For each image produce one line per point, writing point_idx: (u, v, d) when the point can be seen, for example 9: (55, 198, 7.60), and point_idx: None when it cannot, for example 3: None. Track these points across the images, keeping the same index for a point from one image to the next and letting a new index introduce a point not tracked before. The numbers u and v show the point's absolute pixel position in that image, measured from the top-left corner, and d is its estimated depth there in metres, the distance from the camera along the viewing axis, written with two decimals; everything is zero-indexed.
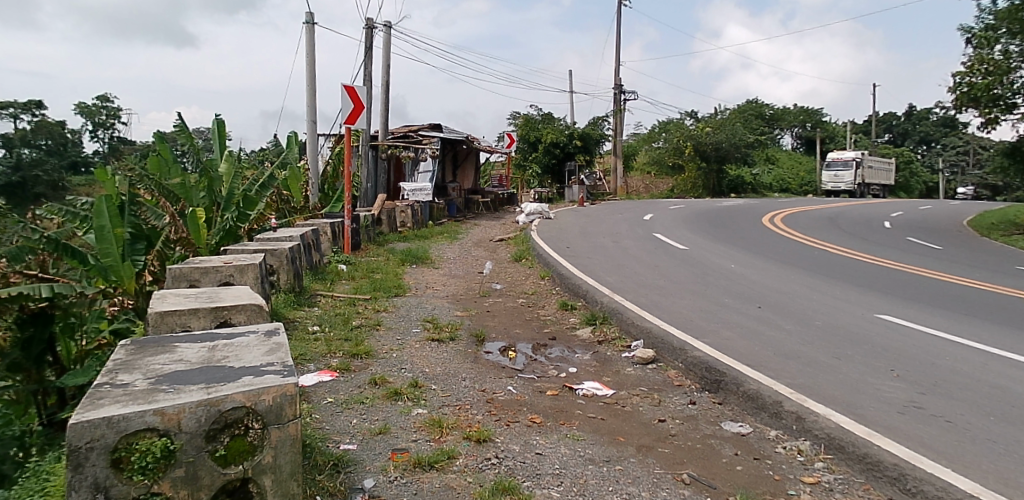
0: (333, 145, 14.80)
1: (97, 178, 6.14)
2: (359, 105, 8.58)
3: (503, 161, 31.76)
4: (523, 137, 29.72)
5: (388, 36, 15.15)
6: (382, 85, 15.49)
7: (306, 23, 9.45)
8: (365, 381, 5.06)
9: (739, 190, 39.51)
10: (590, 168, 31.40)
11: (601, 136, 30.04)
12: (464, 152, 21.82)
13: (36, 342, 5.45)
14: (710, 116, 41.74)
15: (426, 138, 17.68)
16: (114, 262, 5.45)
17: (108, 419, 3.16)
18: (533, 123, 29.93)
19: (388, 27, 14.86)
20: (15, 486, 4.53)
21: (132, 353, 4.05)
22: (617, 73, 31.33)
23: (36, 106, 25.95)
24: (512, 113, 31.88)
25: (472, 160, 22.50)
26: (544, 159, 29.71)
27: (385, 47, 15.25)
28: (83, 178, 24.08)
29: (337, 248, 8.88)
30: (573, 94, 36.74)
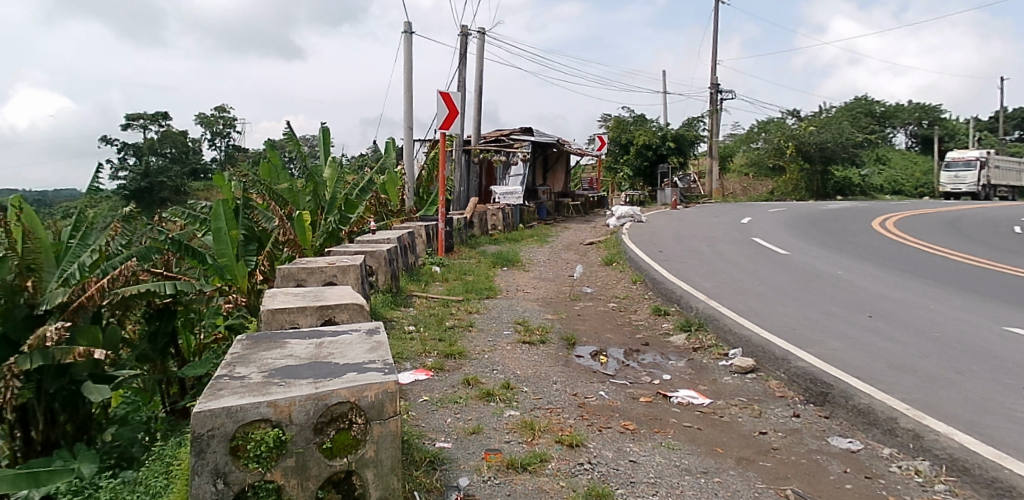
0: (427, 150, 15.24)
1: (215, 184, 6.56)
2: (454, 111, 8.78)
3: (592, 164, 31.60)
4: (615, 140, 29.54)
5: (481, 42, 15.42)
6: (475, 90, 15.80)
7: (405, 33, 9.78)
8: (458, 381, 5.15)
9: (845, 192, 37.33)
10: (684, 169, 30.71)
11: (695, 138, 29.55)
12: (555, 155, 22.00)
13: (160, 334, 5.93)
14: (815, 115, 39.75)
15: (517, 142, 17.83)
16: (229, 262, 5.85)
17: (228, 409, 3.39)
18: (625, 126, 29.61)
19: (482, 33, 15.11)
20: (143, 468, 4.96)
21: (248, 347, 4.32)
22: (713, 72, 30.51)
23: (163, 117, 28.32)
24: (604, 116, 31.82)
25: (562, 163, 22.59)
26: (636, 161, 29.34)
27: (479, 53, 15.52)
28: (204, 184, 26.07)
29: (431, 251, 9.11)
30: (667, 95, 36.07)
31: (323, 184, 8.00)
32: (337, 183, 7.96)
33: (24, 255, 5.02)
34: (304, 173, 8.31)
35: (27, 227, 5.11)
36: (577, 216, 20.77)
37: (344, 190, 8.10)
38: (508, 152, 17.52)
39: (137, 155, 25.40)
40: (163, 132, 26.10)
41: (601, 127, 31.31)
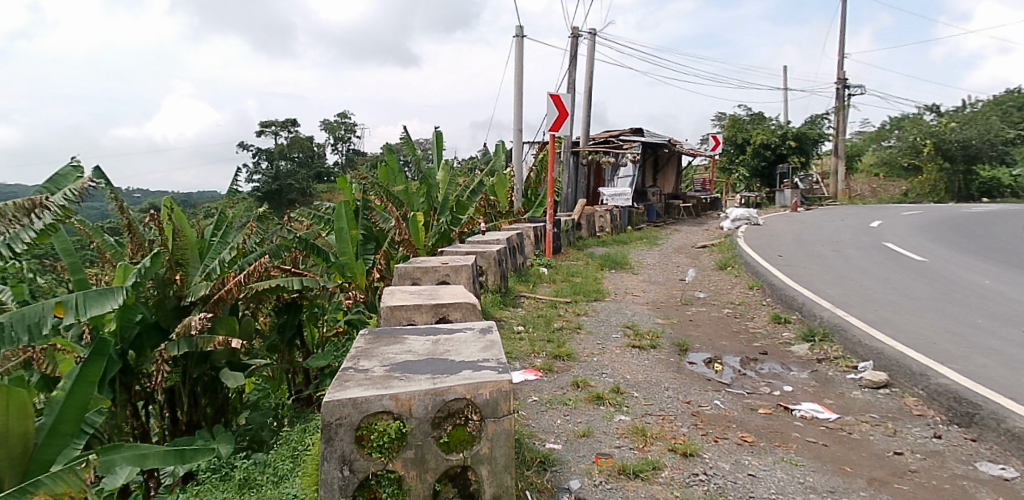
0: (536, 152, 15.44)
1: (338, 186, 6.98)
2: (564, 112, 8.80)
3: (705, 165, 30.71)
4: (730, 140, 28.58)
5: (592, 42, 15.34)
6: (584, 92, 15.78)
7: (517, 36, 9.90)
8: (568, 383, 5.13)
9: (993, 194, 33.84)
10: (804, 169, 29.12)
11: (820, 135, 27.61)
12: (666, 155, 21.58)
13: (288, 327, 6.35)
14: (957, 110, 36.37)
15: (627, 143, 17.56)
16: (350, 260, 6.17)
17: (354, 400, 3.57)
18: (741, 124, 28.74)
19: (592, 34, 15.06)
20: (272, 450, 5.33)
21: (371, 342, 4.51)
22: (840, 67, 28.69)
23: (292, 124, 30.42)
24: (719, 116, 30.86)
25: (673, 164, 22.08)
26: (753, 162, 28.19)
27: (590, 54, 15.47)
28: (326, 186, 27.83)
29: (539, 252, 9.30)
30: (787, 92, 34.35)
31: (436, 186, 8.27)
32: (449, 185, 8.22)
33: (174, 250, 5.52)
34: (418, 175, 8.63)
35: (176, 226, 5.61)
36: (689, 219, 20.14)
37: (455, 192, 8.33)
38: (618, 153, 17.36)
39: (270, 159, 27.49)
40: (292, 138, 28.05)
41: (715, 127, 30.39)
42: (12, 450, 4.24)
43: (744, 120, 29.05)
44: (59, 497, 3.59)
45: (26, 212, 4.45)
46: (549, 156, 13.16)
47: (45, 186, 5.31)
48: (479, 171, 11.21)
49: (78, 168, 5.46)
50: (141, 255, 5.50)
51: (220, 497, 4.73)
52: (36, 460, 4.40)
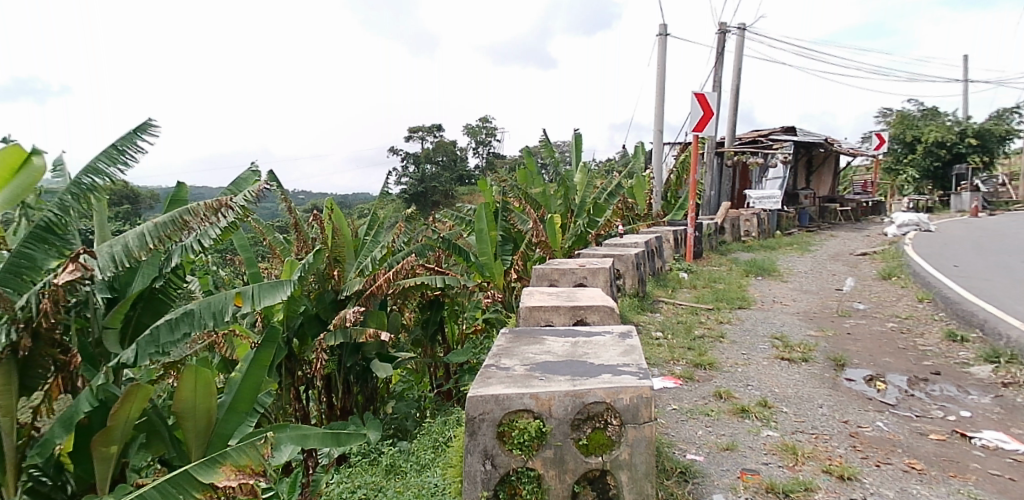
0: (677, 153, 15.07)
1: (479, 189, 7.14)
2: (709, 111, 8.52)
3: (867, 165, 28.34)
4: (897, 138, 26.20)
5: (741, 38, 14.65)
6: (731, 90, 15.12)
7: (661, 35, 9.70)
8: (710, 393, 4.94)
9: None
10: (988, 170, 25.87)
11: (1007, 132, 24.51)
12: (823, 156, 20.18)
13: (431, 323, 6.70)
14: None
15: (779, 143, 16.54)
16: (489, 260, 6.36)
17: (496, 397, 3.68)
18: (910, 122, 26.13)
19: (741, 29, 14.41)
20: (415, 440, 5.64)
21: (512, 341, 4.61)
22: None
23: (437, 130, 31.93)
24: (885, 110, 28.48)
25: (830, 165, 20.61)
26: (924, 162, 25.69)
27: (738, 50, 14.81)
28: (467, 190, 28.98)
29: (679, 256, 9.11)
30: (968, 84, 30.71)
31: (573, 188, 8.33)
32: (587, 187, 8.25)
33: (332, 247, 5.99)
34: (555, 177, 8.74)
35: (335, 225, 6.08)
36: (848, 224, 18.61)
37: (593, 194, 8.36)
38: (767, 153, 16.45)
39: (417, 163, 29.06)
40: (438, 143, 29.48)
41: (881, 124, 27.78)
42: (200, 424, 4.90)
43: (915, 116, 26.34)
44: (242, 469, 3.96)
45: (214, 212, 5.00)
46: (693, 157, 12.75)
47: (229, 189, 5.99)
48: (618, 174, 11.12)
49: (255, 172, 6.09)
50: (304, 251, 6.01)
51: (369, 481, 5.06)
52: (218, 434, 5.00)
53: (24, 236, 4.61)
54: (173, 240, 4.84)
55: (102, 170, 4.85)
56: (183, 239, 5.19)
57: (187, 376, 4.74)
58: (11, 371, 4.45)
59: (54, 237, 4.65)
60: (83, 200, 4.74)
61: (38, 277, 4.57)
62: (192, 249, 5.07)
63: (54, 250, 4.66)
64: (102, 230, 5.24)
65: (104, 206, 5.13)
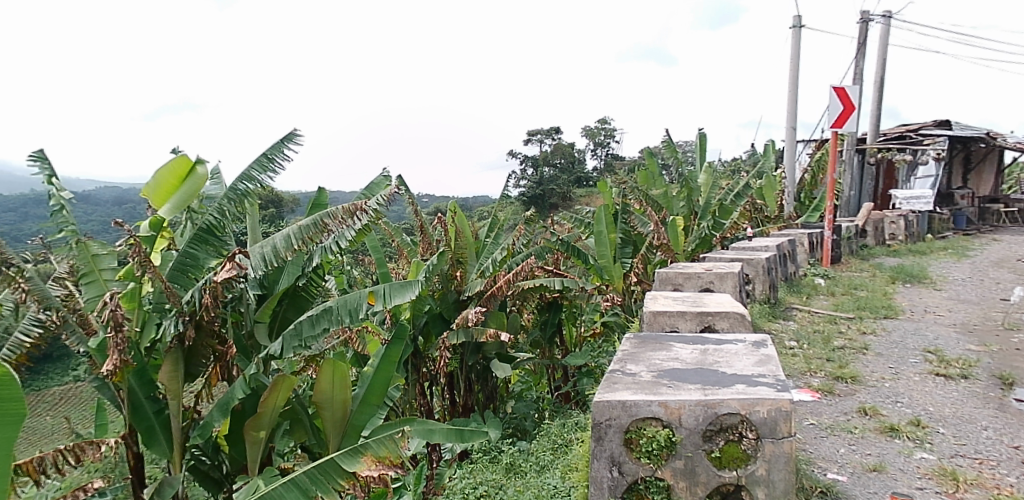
0: (812, 152, 14.27)
1: (598, 190, 7.19)
2: (850, 106, 8.00)
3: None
4: None
5: (887, 26, 13.59)
6: (874, 82, 14.06)
7: (794, 27, 9.19)
8: (853, 409, 4.60)
9: None
10: None
11: None
12: (981, 153, 18.16)
13: (549, 325, 6.76)
14: None
15: (929, 138, 15.10)
16: (607, 263, 6.33)
17: (624, 403, 3.47)
18: None
19: (886, 16, 13.38)
20: (534, 440, 5.68)
21: (637, 346, 4.51)
22: None
23: (555, 132, 32.19)
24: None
25: (992, 161, 18.62)
26: None
27: (882, 40, 13.76)
28: (585, 192, 28.93)
29: (815, 260, 8.64)
30: None
31: (697, 189, 8.21)
32: (712, 188, 8.10)
33: (455, 249, 6.17)
34: (678, 178, 8.58)
35: (458, 227, 6.24)
36: (1014, 227, 16.69)
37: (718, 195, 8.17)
38: (916, 150, 15.13)
39: (536, 165, 29.47)
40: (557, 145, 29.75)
41: None
42: (337, 414, 5.23)
43: None
44: (382, 460, 4.20)
45: (351, 215, 5.31)
46: (829, 155, 11.98)
47: (363, 193, 6.32)
48: (746, 174, 10.68)
49: (387, 177, 6.40)
50: (429, 253, 6.22)
51: (491, 478, 5.15)
52: (352, 424, 5.30)
53: (189, 237, 5.15)
54: (314, 241, 5.23)
55: (254, 177, 5.33)
56: (322, 241, 5.54)
57: (325, 369, 5.06)
58: (178, 359, 4.95)
59: (214, 239, 5.17)
60: (238, 205, 5.23)
61: (201, 275, 5.10)
62: (331, 250, 5.41)
63: (214, 250, 5.18)
64: (253, 231, 5.70)
65: (255, 211, 5.62)
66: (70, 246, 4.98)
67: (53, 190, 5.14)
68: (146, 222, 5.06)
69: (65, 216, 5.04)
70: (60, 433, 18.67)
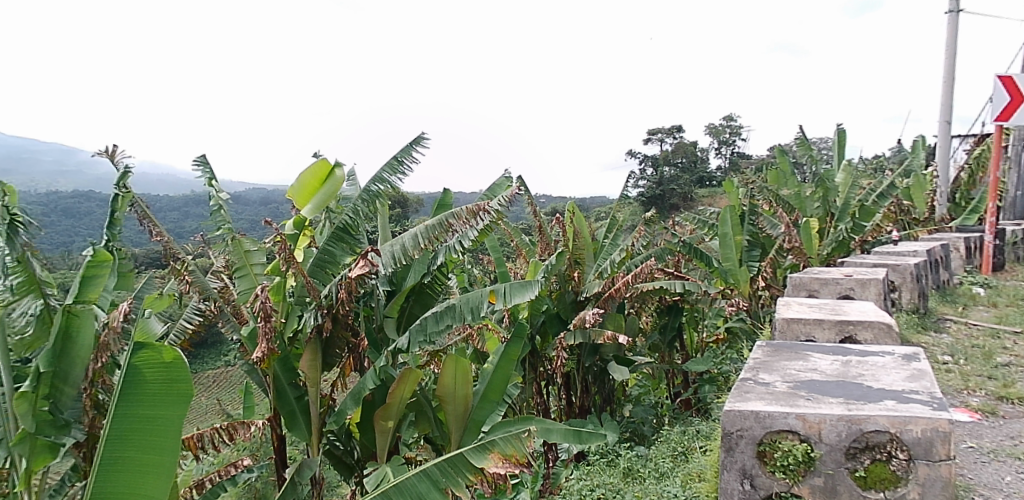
0: (974, 147, 12.98)
1: (725, 190, 7.07)
2: (1018, 97, 7.23)
3: None
4: None
5: None
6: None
7: (949, 12, 8.41)
8: (1021, 433, 4.11)
9: None
10: None
11: None
12: None
13: (669, 328, 6.64)
14: None
15: None
16: (733, 266, 6.23)
17: (757, 413, 2.97)
18: None
19: None
20: (653, 446, 5.59)
21: (770, 355, 4.27)
22: None
23: (677, 130, 31.45)
24: None
25: None
26: None
27: None
28: (707, 192, 27.90)
29: (973, 267, 7.92)
30: None
31: (834, 189, 7.83)
32: (851, 188, 7.69)
33: (573, 250, 6.16)
34: (813, 178, 8.39)
35: (576, 227, 6.22)
36: None
37: (858, 196, 7.73)
38: None
39: (657, 165, 28.99)
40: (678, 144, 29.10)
41: None
42: (458, 408, 5.40)
43: None
44: (509, 458, 4.24)
45: (473, 216, 5.46)
46: (992, 150, 10.80)
47: (485, 195, 6.47)
48: (891, 174, 9.97)
49: (508, 179, 6.51)
50: (547, 254, 6.24)
51: (608, 482, 5.11)
52: (473, 419, 5.44)
53: (327, 236, 5.57)
54: (439, 240, 5.43)
55: (385, 179, 5.64)
56: (447, 240, 5.73)
57: (448, 365, 5.22)
58: (317, 349, 5.39)
59: (349, 238, 5.56)
60: (371, 206, 5.56)
61: (337, 271, 5.47)
62: (454, 249, 5.58)
63: (349, 248, 5.57)
64: (384, 231, 6.00)
65: (386, 211, 5.93)
66: (226, 242, 5.48)
67: (213, 192, 5.68)
68: (291, 221, 5.53)
69: (222, 215, 5.55)
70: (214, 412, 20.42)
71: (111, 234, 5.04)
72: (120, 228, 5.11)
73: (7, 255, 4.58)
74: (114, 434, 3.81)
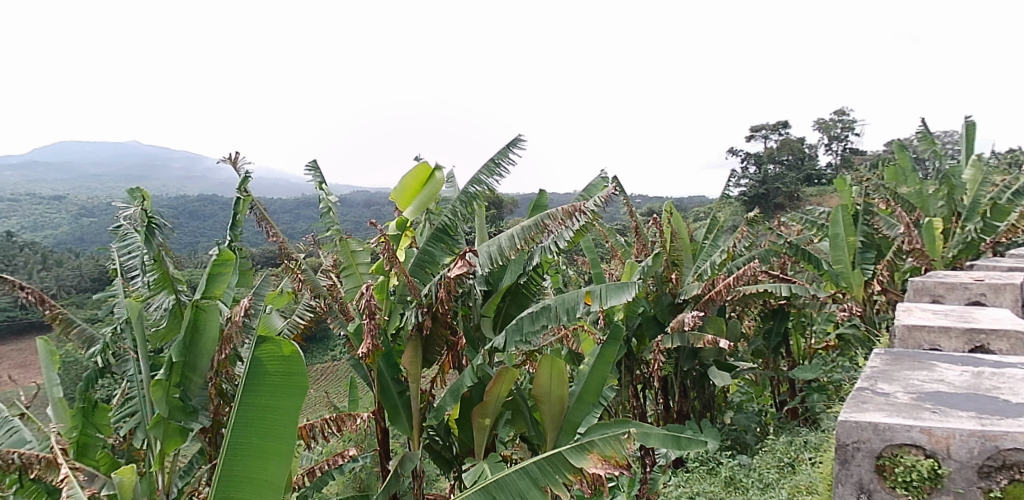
0: None
1: (836, 189, 6.74)
2: None
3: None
4: None
5: None
6: None
7: None
8: None
9: None
10: None
11: None
12: None
13: (773, 334, 6.40)
14: None
15: None
16: (845, 269, 5.91)
17: (875, 424, 2.67)
18: None
19: None
20: (756, 456, 5.38)
21: (889, 364, 3.96)
22: None
23: (784, 126, 30.11)
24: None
25: None
26: None
27: None
28: (816, 191, 26.40)
29: None
30: None
31: (961, 187, 7.29)
32: (981, 185, 7.11)
33: (671, 251, 6.00)
34: (938, 174, 7.92)
35: (673, 228, 6.04)
36: None
37: (990, 193, 7.14)
38: None
39: (761, 162, 27.89)
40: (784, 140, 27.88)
41: None
42: (554, 408, 5.41)
43: None
44: (608, 458, 4.20)
45: (569, 216, 5.45)
46: None
47: (581, 195, 6.44)
48: None
49: (604, 178, 6.45)
50: (643, 254, 6.14)
51: (708, 491, 4.95)
52: (568, 420, 5.44)
53: (427, 237, 5.74)
54: (535, 241, 5.46)
55: (482, 180, 5.76)
56: (543, 241, 5.76)
57: (544, 365, 5.24)
58: (418, 345, 5.50)
59: (447, 238, 5.71)
60: (469, 207, 5.70)
61: (436, 271, 5.65)
62: (550, 250, 5.61)
63: (447, 248, 5.72)
64: (481, 232, 6.12)
65: (483, 212, 6.04)
66: (335, 242, 5.79)
67: (323, 195, 6.01)
68: (394, 223, 5.84)
69: (331, 217, 5.89)
70: (323, 403, 21.44)
71: (233, 235, 5.46)
72: (241, 230, 5.55)
73: (146, 254, 5.01)
74: (239, 421, 4.13)
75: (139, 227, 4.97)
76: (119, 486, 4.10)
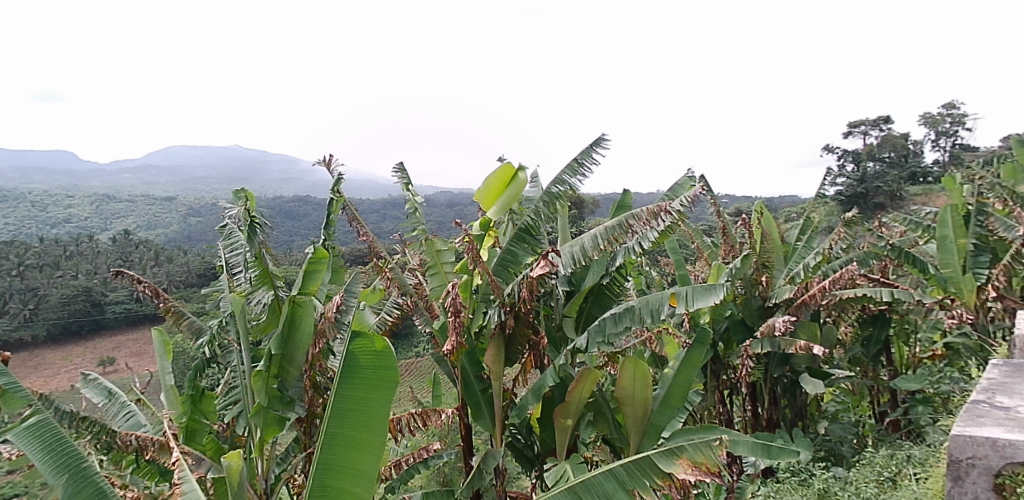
0: None
1: (945, 188, 6.35)
2: None
3: None
4: None
5: None
6: None
7: None
8: None
9: None
10: None
11: None
12: None
13: (873, 341, 6.11)
14: None
15: None
16: (954, 273, 5.66)
17: (994, 440, 2.47)
18: None
19: None
20: (853, 469, 5.10)
21: (1008, 375, 3.65)
22: None
23: (885, 121, 28.42)
24: None
25: None
26: None
27: None
28: (923, 188, 24.61)
29: None
30: None
31: None
32: None
33: (761, 253, 5.83)
34: None
35: (764, 229, 5.92)
36: None
37: None
38: None
39: (860, 160, 26.43)
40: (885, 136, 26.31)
41: None
42: (637, 411, 5.33)
43: None
44: (699, 465, 4.11)
45: (654, 217, 5.35)
46: None
47: (666, 195, 6.34)
48: None
49: (691, 178, 6.33)
50: (731, 255, 5.99)
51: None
52: (653, 424, 5.35)
53: (510, 236, 5.80)
54: (620, 241, 5.39)
55: (565, 180, 5.74)
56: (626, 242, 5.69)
57: (626, 367, 5.16)
58: (500, 344, 5.58)
59: (530, 238, 5.74)
60: (552, 207, 5.69)
61: (519, 271, 5.70)
62: (633, 251, 5.54)
63: (530, 248, 5.74)
64: (564, 232, 6.12)
65: (566, 212, 6.02)
66: (420, 242, 5.96)
67: (409, 196, 6.19)
68: (478, 223, 5.93)
69: (417, 217, 6.06)
70: (409, 397, 21.83)
71: (326, 234, 5.70)
72: (334, 229, 5.81)
73: (248, 252, 5.30)
74: (334, 412, 4.36)
75: (243, 226, 5.28)
76: (228, 469, 4.38)
